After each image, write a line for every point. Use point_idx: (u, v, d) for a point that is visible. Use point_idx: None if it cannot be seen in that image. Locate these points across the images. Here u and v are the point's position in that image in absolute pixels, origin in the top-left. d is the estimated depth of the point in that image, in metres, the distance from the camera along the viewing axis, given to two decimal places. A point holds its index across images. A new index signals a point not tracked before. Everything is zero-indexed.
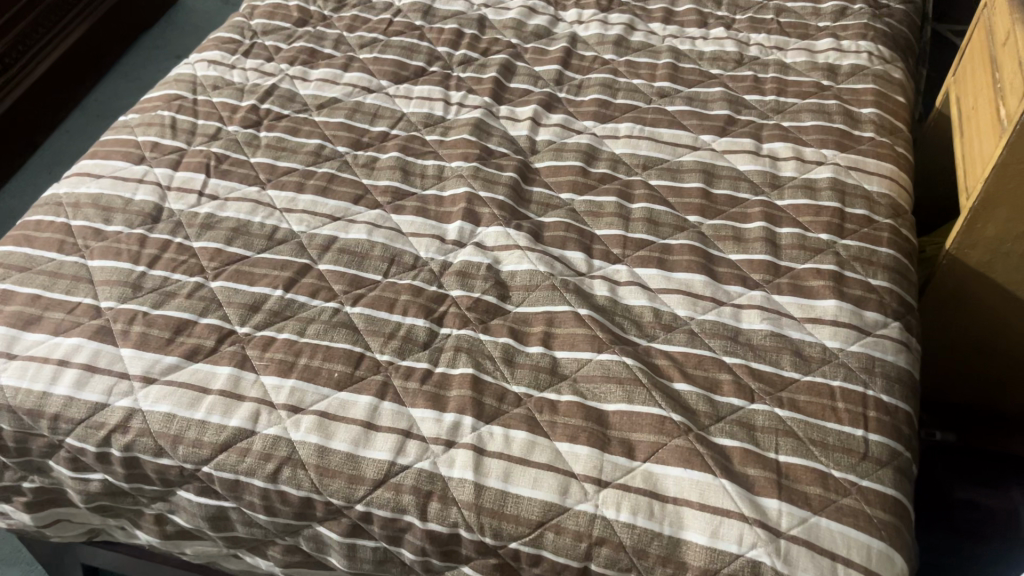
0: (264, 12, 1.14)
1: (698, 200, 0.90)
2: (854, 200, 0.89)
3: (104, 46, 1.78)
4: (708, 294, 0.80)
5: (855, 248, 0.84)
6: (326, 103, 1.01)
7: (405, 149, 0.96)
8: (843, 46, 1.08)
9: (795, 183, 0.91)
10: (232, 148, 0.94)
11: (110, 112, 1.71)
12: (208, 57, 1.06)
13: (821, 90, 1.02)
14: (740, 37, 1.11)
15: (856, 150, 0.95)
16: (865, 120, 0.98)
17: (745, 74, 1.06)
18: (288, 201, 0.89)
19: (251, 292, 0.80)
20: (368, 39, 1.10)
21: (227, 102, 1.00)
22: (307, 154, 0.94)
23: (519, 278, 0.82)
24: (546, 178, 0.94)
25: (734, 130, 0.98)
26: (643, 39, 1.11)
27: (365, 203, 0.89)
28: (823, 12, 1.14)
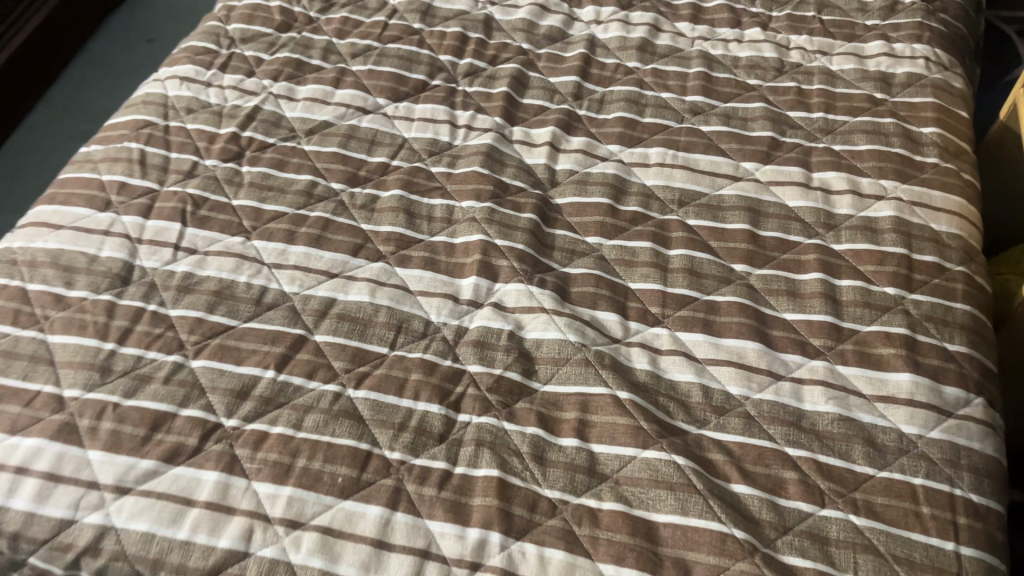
0: (242, 15, 1.01)
1: (744, 244, 0.79)
2: (921, 244, 0.78)
3: (69, 27, 1.62)
4: (763, 367, 0.70)
5: (926, 306, 0.74)
6: (316, 128, 0.89)
7: (408, 184, 0.84)
8: (895, 51, 0.96)
9: (853, 223, 0.80)
10: (211, 187, 0.83)
11: (78, 104, 1.57)
12: (180, 73, 0.94)
13: (875, 104, 0.91)
14: (779, 39, 0.99)
15: (918, 179, 0.84)
16: (927, 142, 0.87)
17: (788, 85, 0.94)
18: (278, 255, 0.78)
19: (238, 375, 0.69)
20: (360, 47, 0.98)
21: (204, 130, 0.88)
22: (296, 194, 0.83)
23: (546, 349, 0.71)
24: (570, 217, 0.83)
25: (780, 155, 0.87)
26: (670, 43, 0.99)
27: (365, 254, 0.78)
28: (869, 8, 1.02)
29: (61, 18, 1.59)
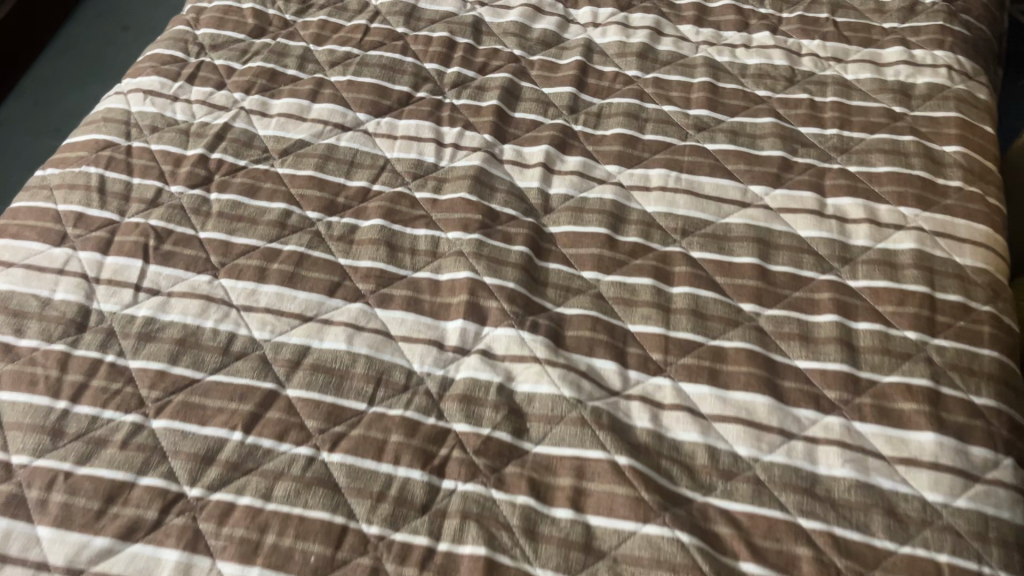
0: (213, 18, 0.94)
1: (753, 281, 0.73)
2: (945, 281, 0.72)
3: (38, 14, 1.53)
4: (773, 424, 0.65)
5: (950, 352, 0.68)
6: (291, 148, 0.83)
7: (390, 212, 0.78)
8: (915, 58, 0.89)
9: (870, 256, 0.74)
10: (176, 218, 0.76)
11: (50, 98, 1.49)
12: (144, 85, 0.87)
13: (893, 119, 0.84)
14: (790, 44, 0.92)
15: (941, 206, 0.78)
16: (950, 162, 0.81)
17: (800, 96, 0.87)
18: (248, 296, 0.72)
19: (203, 437, 0.63)
20: (339, 54, 0.91)
21: (169, 152, 0.81)
22: (268, 224, 0.76)
23: (538, 404, 0.66)
24: (565, 249, 0.77)
25: (791, 178, 0.81)
26: (673, 49, 0.92)
27: (342, 293, 0.72)
28: (887, 10, 0.95)
29: (27, 10, 1.49)
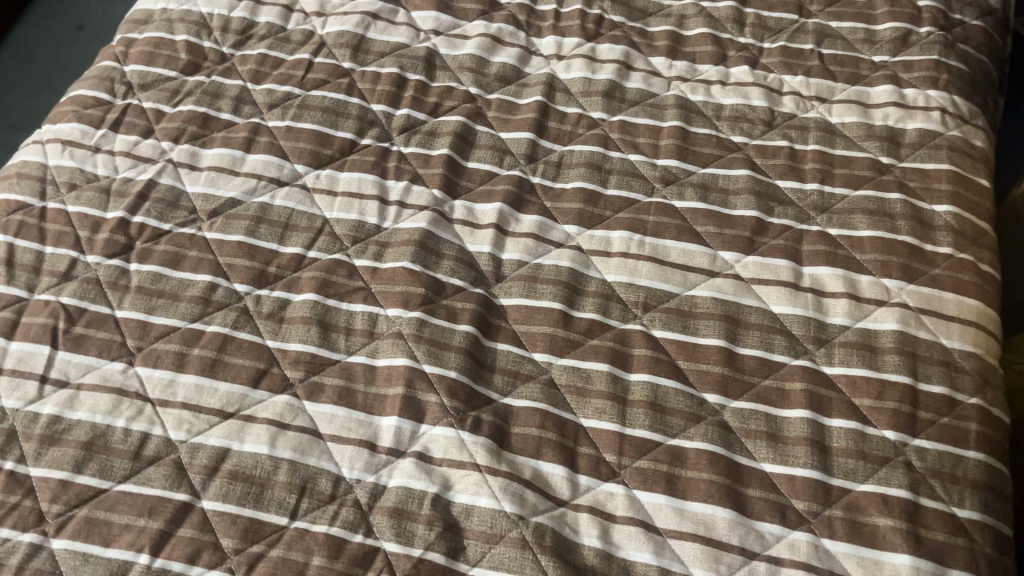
0: (142, 51, 0.86)
1: (719, 367, 0.67)
2: (928, 370, 0.66)
3: None
4: (734, 543, 0.59)
5: (932, 456, 0.62)
6: (221, 208, 0.76)
7: (324, 285, 0.71)
8: (906, 99, 0.82)
9: (848, 338, 0.68)
10: (90, 294, 0.70)
11: None
12: (63, 134, 0.80)
13: (880, 172, 0.77)
14: (770, 81, 0.85)
15: (927, 276, 0.71)
16: (939, 224, 0.74)
17: (778, 144, 0.80)
18: (164, 388, 0.65)
19: (106, 560, 0.57)
20: (278, 95, 0.83)
21: (86, 214, 0.74)
22: (191, 301, 0.70)
23: (476, 520, 0.60)
24: (516, 326, 0.70)
25: (766, 242, 0.74)
26: (642, 86, 0.85)
27: (268, 383, 0.66)
28: (878, 40, 0.87)
29: None
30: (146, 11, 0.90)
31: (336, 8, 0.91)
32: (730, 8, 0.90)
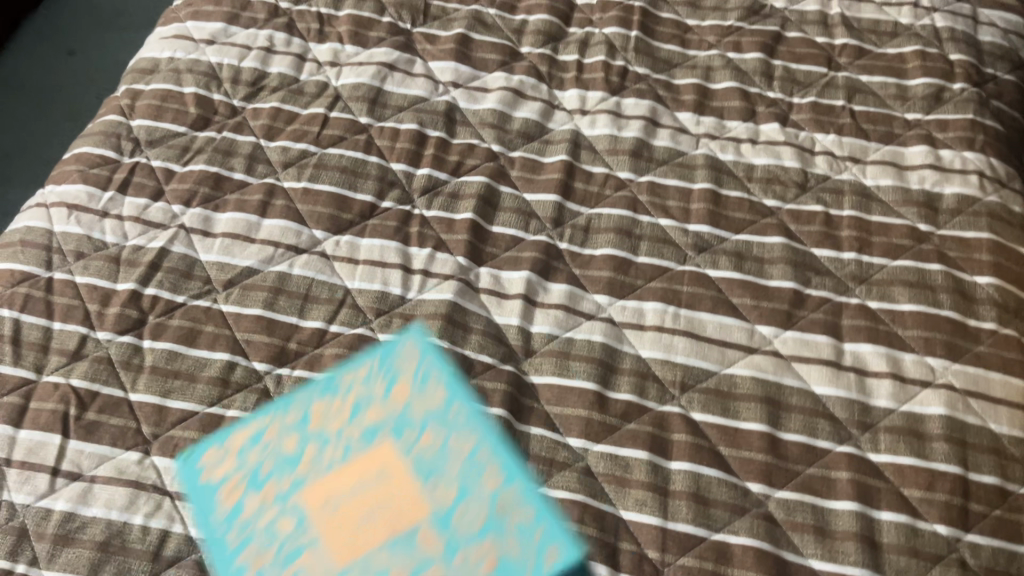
0: (150, 105, 0.82)
1: (762, 455, 0.65)
2: (978, 458, 0.64)
3: None
4: None
5: (986, 553, 0.60)
6: (237, 278, 0.72)
7: (348, 364, 0.68)
8: (942, 160, 0.79)
9: (894, 422, 0.66)
10: (102, 375, 0.66)
11: None
12: (69, 196, 0.76)
13: (918, 240, 0.75)
14: (801, 139, 0.82)
15: (972, 354, 0.69)
16: (982, 297, 0.72)
17: (813, 209, 0.78)
18: (183, 480, 0.62)
19: None
20: (294, 154, 0.80)
21: (96, 286, 0.71)
22: (210, 382, 0.67)
23: None
24: (548, 407, 0.67)
25: (804, 316, 0.71)
26: (670, 144, 0.82)
27: (292, 473, 0.63)
28: (910, 96, 0.84)
29: None
30: (152, 59, 0.86)
31: (351, 57, 0.87)
32: (757, 61, 0.88)
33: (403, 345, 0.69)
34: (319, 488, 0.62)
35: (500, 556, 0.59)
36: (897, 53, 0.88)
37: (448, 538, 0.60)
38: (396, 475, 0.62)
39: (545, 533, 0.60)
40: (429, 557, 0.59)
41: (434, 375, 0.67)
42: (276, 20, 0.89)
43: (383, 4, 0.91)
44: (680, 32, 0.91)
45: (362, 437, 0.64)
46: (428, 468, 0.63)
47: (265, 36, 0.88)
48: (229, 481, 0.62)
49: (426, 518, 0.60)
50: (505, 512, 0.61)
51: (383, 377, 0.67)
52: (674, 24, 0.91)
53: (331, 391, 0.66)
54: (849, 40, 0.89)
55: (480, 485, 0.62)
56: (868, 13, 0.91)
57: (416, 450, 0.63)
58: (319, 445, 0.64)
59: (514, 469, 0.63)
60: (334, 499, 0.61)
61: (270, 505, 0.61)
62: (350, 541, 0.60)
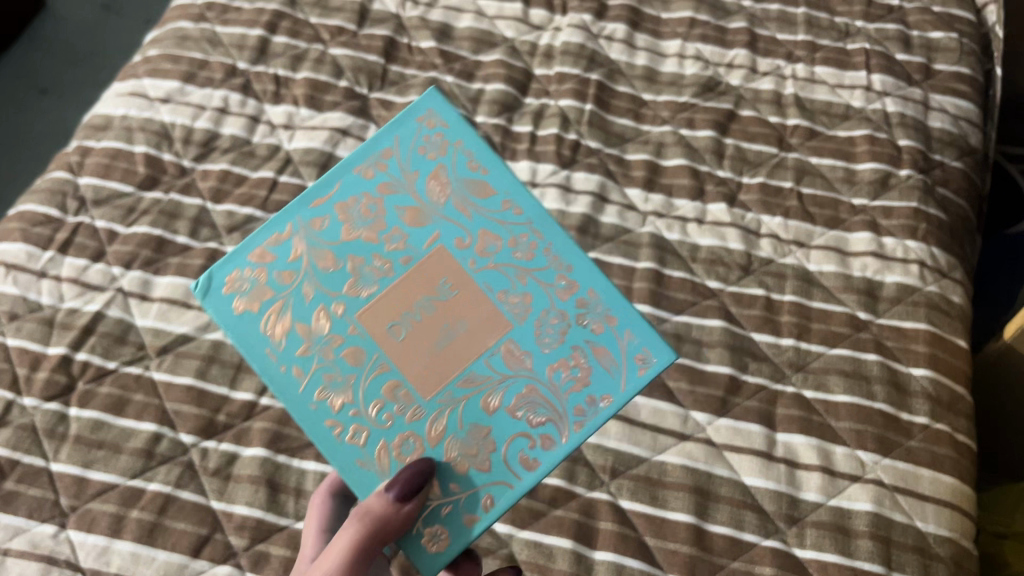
0: (98, 163, 0.82)
1: (687, 546, 0.65)
2: (902, 557, 0.64)
3: None
4: None
5: None
6: (171, 345, 0.72)
7: (276, 439, 0.68)
8: (884, 248, 0.80)
9: (821, 518, 0.66)
10: (25, 443, 0.66)
11: None
12: (8, 255, 0.75)
13: (857, 328, 0.75)
14: (747, 221, 0.82)
15: (904, 449, 0.69)
16: (916, 390, 0.72)
17: (755, 292, 0.78)
18: (98, 555, 0.62)
19: None
20: (239, 218, 0.80)
21: (27, 349, 0.70)
22: (134, 454, 0.66)
23: None
24: None
25: (739, 404, 0.71)
26: (617, 221, 0.82)
27: (210, 551, 0.63)
28: (858, 180, 0.85)
29: None
30: (105, 116, 0.86)
31: (305, 119, 0.87)
32: (709, 139, 0.88)
33: (419, 120, 0.61)
34: (377, 306, 0.56)
35: (588, 364, 0.55)
36: (847, 136, 0.88)
37: (534, 354, 0.55)
38: (464, 290, 0.56)
39: (634, 337, 0.55)
40: (521, 376, 0.55)
41: (473, 187, 0.59)
42: (232, 80, 0.89)
43: (341, 66, 0.91)
44: (635, 106, 0.91)
45: (410, 244, 0.58)
46: (490, 283, 0.57)
47: (220, 95, 0.87)
48: (272, 314, 0.57)
49: (508, 334, 0.55)
50: (584, 323, 0.56)
51: (412, 178, 0.60)
52: (630, 98, 0.91)
53: (357, 211, 0.59)
54: (801, 120, 0.89)
55: (551, 295, 0.57)
56: (822, 94, 0.91)
57: (484, 270, 0.57)
58: (363, 262, 0.57)
59: (563, 254, 0.58)
60: (401, 319, 0.56)
61: (345, 327, 0.56)
62: (430, 362, 0.55)
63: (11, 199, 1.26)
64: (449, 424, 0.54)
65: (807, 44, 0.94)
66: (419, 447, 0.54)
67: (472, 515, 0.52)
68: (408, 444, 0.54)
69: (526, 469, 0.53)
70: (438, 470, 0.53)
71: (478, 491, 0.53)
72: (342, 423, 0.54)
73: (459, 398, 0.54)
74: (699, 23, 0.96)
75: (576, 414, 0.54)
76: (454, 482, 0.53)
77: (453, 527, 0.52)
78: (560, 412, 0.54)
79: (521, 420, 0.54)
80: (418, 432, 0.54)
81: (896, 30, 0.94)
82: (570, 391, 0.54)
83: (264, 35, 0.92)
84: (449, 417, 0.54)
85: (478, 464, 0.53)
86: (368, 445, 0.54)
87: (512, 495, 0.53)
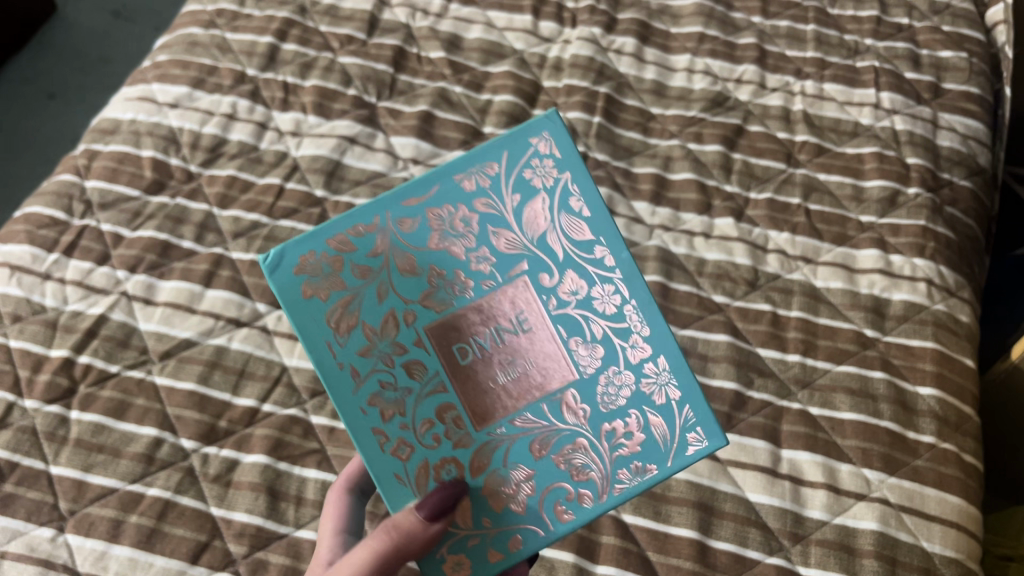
0: (105, 166, 0.82)
1: (690, 562, 0.64)
2: None
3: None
4: None
5: None
6: (174, 350, 0.71)
7: (277, 446, 0.67)
8: (892, 266, 0.80)
9: (825, 536, 0.65)
10: (25, 446, 0.65)
11: None
12: (12, 256, 0.75)
13: (864, 345, 0.75)
14: (754, 236, 0.82)
15: (910, 468, 0.68)
16: (922, 409, 0.71)
17: (761, 308, 0.77)
18: (95, 560, 0.61)
19: None
20: (246, 224, 0.80)
21: (29, 351, 0.70)
22: (133, 458, 0.66)
23: None
24: None
25: (744, 419, 0.71)
26: (623, 233, 0.82)
27: (208, 558, 0.62)
28: (866, 197, 0.85)
29: None
30: (113, 119, 0.86)
31: (312, 127, 0.87)
32: (717, 154, 0.88)
33: (533, 140, 0.56)
34: (448, 326, 0.52)
35: (643, 431, 0.52)
36: (855, 153, 0.88)
37: (592, 409, 0.52)
38: (538, 329, 0.53)
39: (693, 414, 0.53)
40: (574, 429, 0.52)
41: (571, 224, 0.55)
42: (241, 86, 0.89)
43: (350, 74, 0.91)
44: (643, 120, 0.91)
45: (495, 269, 0.53)
46: (565, 326, 0.53)
47: (228, 101, 0.87)
48: (340, 306, 0.52)
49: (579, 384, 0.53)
50: (650, 392, 0.53)
51: (514, 201, 0.55)
52: (638, 112, 0.91)
53: (450, 220, 0.54)
54: (809, 137, 0.89)
55: (624, 352, 0.53)
56: (831, 111, 0.91)
57: (563, 311, 0.54)
58: (443, 276, 0.53)
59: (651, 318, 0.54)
60: (468, 344, 0.52)
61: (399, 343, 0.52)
62: (485, 395, 0.52)
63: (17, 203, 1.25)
64: (495, 457, 0.52)
65: (816, 61, 0.94)
66: (460, 475, 0.51)
67: (497, 553, 0.51)
68: (450, 466, 0.51)
69: (559, 520, 0.51)
70: (471, 499, 0.51)
71: (509, 530, 0.51)
72: (389, 433, 0.51)
73: (511, 435, 0.52)
74: (708, 38, 0.96)
75: (620, 477, 0.52)
76: (486, 516, 0.51)
77: (477, 556, 0.51)
78: (604, 472, 0.52)
79: (565, 471, 0.52)
80: (462, 461, 0.51)
81: (905, 49, 0.95)
82: (619, 455, 0.52)
83: (273, 42, 0.92)
84: (496, 453, 0.52)
85: (514, 505, 0.51)
86: (410, 461, 0.51)
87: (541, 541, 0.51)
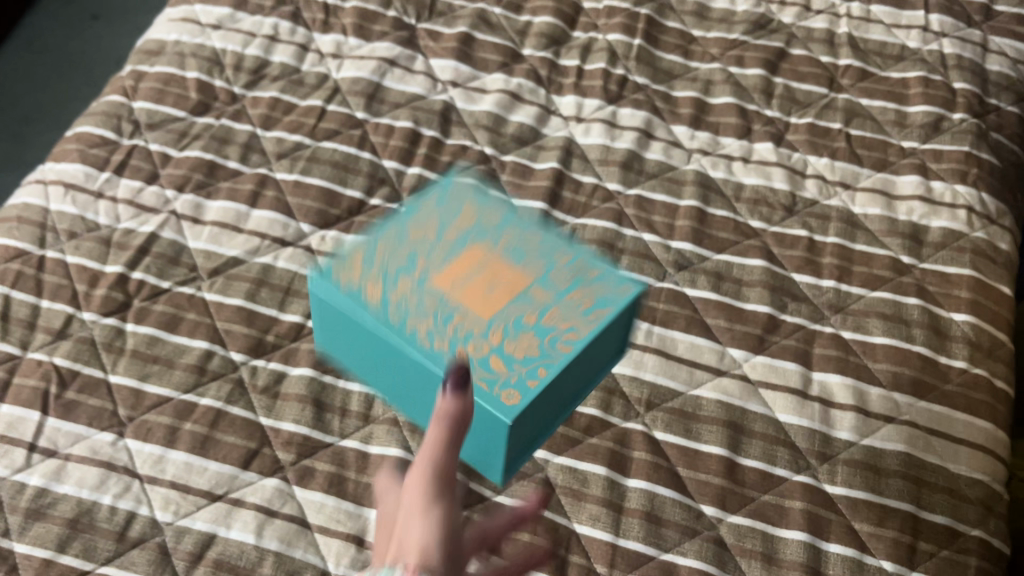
0: (152, 88, 0.83)
1: (718, 478, 0.65)
2: (933, 497, 0.65)
3: None
4: None
5: None
6: (222, 267, 0.74)
7: (323, 359, 0.70)
8: (933, 192, 0.79)
9: (853, 456, 0.67)
10: (85, 356, 0.69)
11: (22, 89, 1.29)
12: (66, 175, 0.78)
13: (898, 272, 0.75)
14: (794, 161, 0.82)
15: (940, 392, 0.69)
16: (956, 335, 0.72)
17: (798, 233, 0.78)
18: (153, 464, 0.64)
19: None
20: (289, 146, 0.81)
21: (85, 266, 0.73)
22: (186, 370, 0.69)
23: None
24: None
25: (776, 342, 0.72)
26: (662, 157, 0.82)
27: (259, 464, 0.65)
28: (909, 122, 0.84)
29: None
30: (158, 42, 0.88)
31: (352, 50, 0.88)
32: (758, 78, 0.87)
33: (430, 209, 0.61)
34: (451, 275, 0.56)
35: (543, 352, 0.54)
36: (900, 78, 0.87)
37: (528, 330, 0.54)
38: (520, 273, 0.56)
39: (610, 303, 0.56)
40: (521, 338, 0.54)
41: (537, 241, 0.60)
42: (281, 9, 0.90)
43: None
44: (684, 43, 0.90)
45: (488, 237, 0.58)
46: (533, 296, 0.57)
47: (270, 24, 0.89)
48: (363, 276, 0.56)
49: (531, 281, 0.56)
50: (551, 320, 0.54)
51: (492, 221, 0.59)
52: (679, 35, 0.91)
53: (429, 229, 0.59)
54: (853, 61, 0.88)
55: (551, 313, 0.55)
56: (876, 34, 0.90)
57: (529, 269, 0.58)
58: (450, 245, 0.57)
59: (539, 262, 0.57)
60: (468, 283, 0.55)
61: (446, 327, 0.53)
62: (481, 300, 0.55)
63: (68, 121, 1.26)
64: (496, 343, 0.53)
65: None
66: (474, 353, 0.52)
67: (509, 395, 0.52)
68: (479, 346, 0.53)
69: (557, 353, 0.54)
70: (489, 361, 0.52)
71: (501, 386, 0.52)
72: (419, 328, 0.53)
73: (492, 335, 0.53)
74: None
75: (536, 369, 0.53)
76: (515, 361, 0.53)
77: (505, 389, 0.52)
78: (546, 347, 0.54)
79: (528, 344, 0.54)
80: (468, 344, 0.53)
81: None
82: (580, 309, 0.55)
83: None
84: (496, 334, 0.53)
85: (519, 352, 0.53)
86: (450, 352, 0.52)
87: (532, 384, 0.53)
